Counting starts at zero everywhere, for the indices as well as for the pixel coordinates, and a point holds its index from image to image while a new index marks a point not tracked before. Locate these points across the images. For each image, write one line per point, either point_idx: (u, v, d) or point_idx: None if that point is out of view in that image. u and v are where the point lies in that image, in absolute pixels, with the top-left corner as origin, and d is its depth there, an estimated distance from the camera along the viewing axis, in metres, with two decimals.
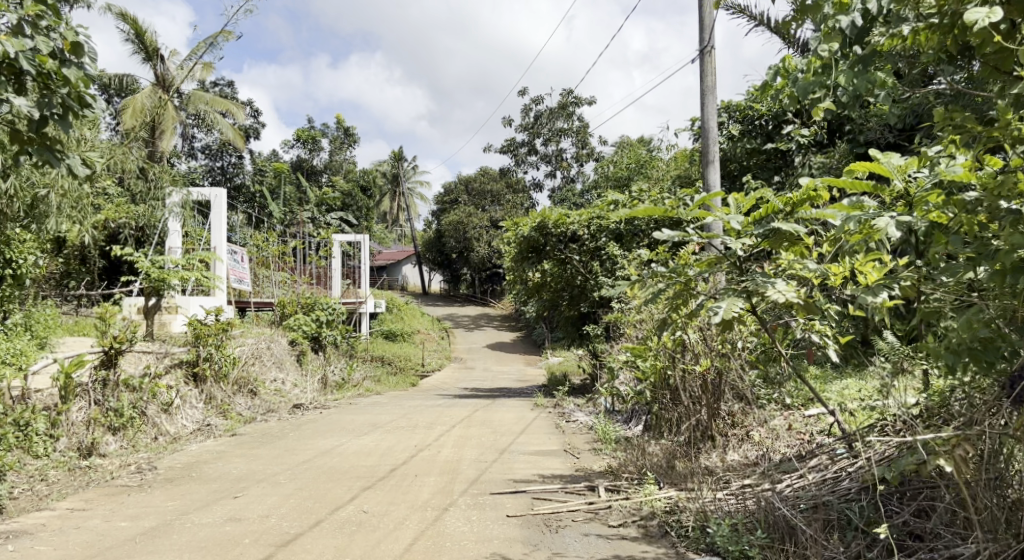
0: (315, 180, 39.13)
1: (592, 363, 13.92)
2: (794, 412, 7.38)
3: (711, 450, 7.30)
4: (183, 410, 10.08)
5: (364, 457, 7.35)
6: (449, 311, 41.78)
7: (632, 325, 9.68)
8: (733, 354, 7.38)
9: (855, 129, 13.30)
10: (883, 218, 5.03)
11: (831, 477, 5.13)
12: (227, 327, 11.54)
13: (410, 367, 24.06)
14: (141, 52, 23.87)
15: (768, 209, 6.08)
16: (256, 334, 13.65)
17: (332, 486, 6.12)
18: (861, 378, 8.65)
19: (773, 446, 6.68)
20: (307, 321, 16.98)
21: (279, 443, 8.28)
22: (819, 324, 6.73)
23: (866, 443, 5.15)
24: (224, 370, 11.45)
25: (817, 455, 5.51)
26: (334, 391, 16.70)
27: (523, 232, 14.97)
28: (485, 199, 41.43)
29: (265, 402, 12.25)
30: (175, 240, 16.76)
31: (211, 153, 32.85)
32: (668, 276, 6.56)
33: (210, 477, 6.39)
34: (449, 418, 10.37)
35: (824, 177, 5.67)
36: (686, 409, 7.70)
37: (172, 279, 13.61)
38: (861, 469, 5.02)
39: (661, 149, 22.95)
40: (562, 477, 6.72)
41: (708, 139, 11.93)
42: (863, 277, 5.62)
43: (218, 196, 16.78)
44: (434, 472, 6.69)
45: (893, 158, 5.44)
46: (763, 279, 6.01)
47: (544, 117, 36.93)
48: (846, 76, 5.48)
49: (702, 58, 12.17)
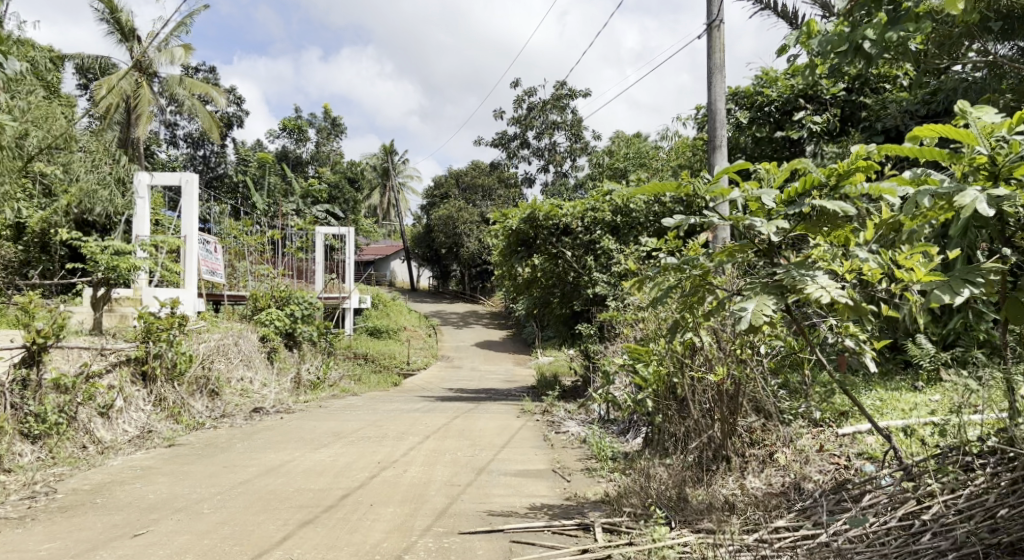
0: (300, 171, 37.83)
1: (584, 365, 12.81)
2: (825, 430, 6.42)
3: (727, 474, 6.18)
4: (124, 413, 8.94)
5: (316, 477, 6.22)
6: (437, 308, 40.54)
7: (630, 325, 8.56)
8: (754, 361, 6.25)
9: (872, 118, 12.28)
10: (968, 194, 4.27)
11: (904, 530, 4.06)
12: (183, 321, 10.31)
13: (394, 365, 22.85)
14: (116, 32, 22.53)
15: (806, 185, 4.87)
16: (222, 328, 12.39)
17: (263, 521, 4.98)
18: (893, 393, 7.56)
19: (805, 475, 5.66)
20: (280, 317, 15.73)
21: (219, 456, 7.13)
22: (852, 326, 5.81)
23: (947, 498, 4.07)
24: (178, 369, 10.21)
25: (878, 502, 4.39)
26: (307, 391, 15.57)
27: (511, 224, 13.73)
28: (476, 193, 40.46)
29: (225, 406, 11.02)
30: (141, 228, 15.48)
31: (193, 141, 31.85)
32: (678, 269, 5.40)
33: (116, 505, 5.25)
34: (425, 426, 9.26)
35: (885, 146, 4.70)
36: (695, 424, 6.58)
37: (125, 266, 12.00)
38: (946, 520, 3.96)
39: (661, 139, 21.76)
40: (550, 510, 5.59)
41: (715, 125, 10.86)
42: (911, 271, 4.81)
43: (188, 181, 15.30)
44: (394, 501, 5.57)
45: (982, 116, 4.62)
46: (801, 272, 4.85)
47: (537, 109, 35.77)
48: (877, 30, 5.51)
49: (710, 33, 11.05)
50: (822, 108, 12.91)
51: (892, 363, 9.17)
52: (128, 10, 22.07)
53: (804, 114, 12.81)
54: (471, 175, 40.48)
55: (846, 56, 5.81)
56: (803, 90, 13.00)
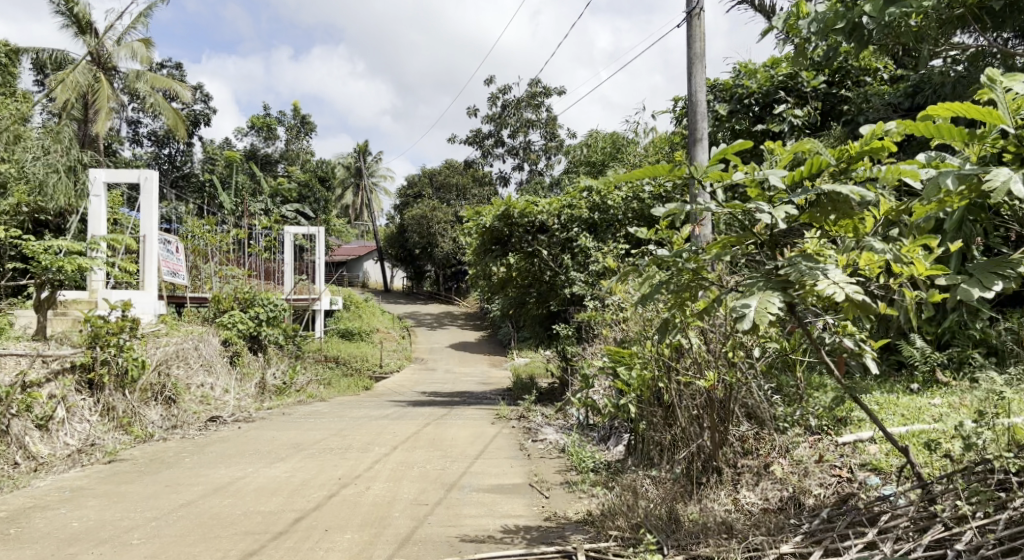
0: (269, 170, 36.98)
1: (561, 367, 12.26)
2: (823, 438, 5.92)
3: (717, 488, 5.68)
4: (65, 425, 8.26)
5: (267, 497, 5.63)
6: (411, 309, 39.78)
7: (609, 326, 8.03)
8: (747, 365, 5.81)
9: (854, 111, 11.87)
10: (999, 174, 3.87)
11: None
12: (135, 325, 9.57)
13: (365, 368, 22.19)
14: (72, 26, 21.54)
15: (814, 167, 4.42)
16: (182, 332, 11.66)
17: (200, 554, 4.44)
18: (892, 397, 7.12)
19: (805, 489, 5.20)
20: (244, 320, 14.98)
21: (163, 473, 6.50)
22: (852, 327, 5.38)
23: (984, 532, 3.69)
24: (130, 377, 9.48)
25: (898, 529, 3.98)
26: (272, 397, 14.88)
27: (485, 221, 13.17)
28: (450, 193, 39.85)
29: (182, 414, 10.31)
30: (96, 228, 14.63)
31: (158, 140, 30.98)
32: (670, 261, 4.90)
33: (33, 537, 4.67)
34: (393, 436, 8.68)
35: (903, 124, 4.29)
36: (683, 432, 6.10)
37: (69, 268, 10.98)
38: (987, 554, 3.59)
39: (639, 134, 21.24)
40: (527, 533, 5.05)
41: (695, 118, 10.35)
42: (920, 264, 4.40)
43: (147, 178, 14.41)
44: (353, 525, 5.01)
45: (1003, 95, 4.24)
46: (810, 265, 4.35)
47: (511, 107, 35.25)
48: (875, 6, 5.32)
49: (689, 21, 10.56)
50: (804, 100, 12.47)
51: (886, 364, 8.76)
52: (85, 2, 21.12)
53: (785, 107, 12.24)
54: (445, 175, 39.86)
55: (843, 34, 5.68)
56: (783, 81, 12.50)
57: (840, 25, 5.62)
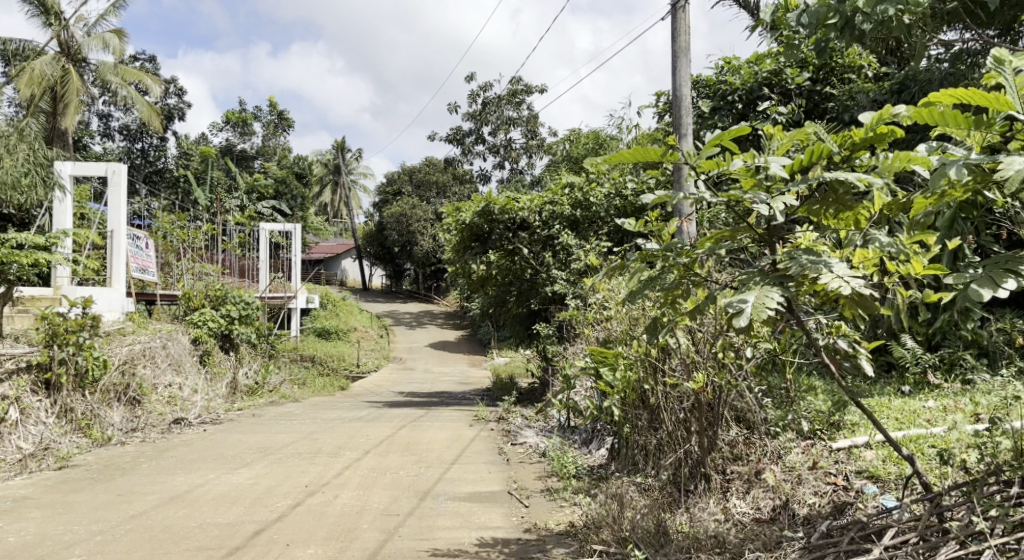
0: (245, 166, 36.42)
1: (542, 367, 11.94)
2: (816, 442, 5.62)
3: (706, 497, 5.38)
4: (18, 429, 7.84)
5: (227, 507, 5.27)
6: (390, 308, 39.28)
7: (591, 325, 7.70)
8: (737, 367, 5.52)
9: (839, 108, 11.63)
10: (1012, 162, 3.58)
11: None
12: (95, 322, 9.12)
13: (342, 367, 21.78)
14: (41, 15, 20.89)
15: (816, 154, 4.12)
16: (148, 331, 11.21)
17: None
18: (883, 400, 6.84)
19: (801, 500, 4.90)
20: (215, 318, 14.51)
21: (117, 481, 6.11)
22: (848, 326, 5.10)
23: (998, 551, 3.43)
24: (89, 377, 9.05)
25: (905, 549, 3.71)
26: (243, 397, 14.45)
27: (465, 217, 12.82)
28: (429, 190, 39.43)
29: (146, 415, 9.88)
30: (62, 222, 14.11)
31: (130, 134, 30.38)
32: (660, 256, 4.58)
33: None
34: (367, 439, 8.31)
35: (909, 109, 3.99)
36: (669, 437, 5.78)
37: (27, 262, 10.49)
38: None
39: (622, 131, 20.93)
40: (506, 547, 4.74)
41: (679, 112, 10.04)
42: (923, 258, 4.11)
43: (114, 171, 13.88)
44: (317, 538, 4.67)
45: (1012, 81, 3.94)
46: (812, 258, 4.05)
47: (492, 104, 34.84)
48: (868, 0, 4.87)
49: (674, 14, 10.26)
50: (790, 96, 12.20)
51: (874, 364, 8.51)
52: None
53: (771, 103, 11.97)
54: (425, 172, 39.44)
55: (835, 30, 5.23)
56: (767, 77, 12.20)
57: (832, 19, 5.20)
